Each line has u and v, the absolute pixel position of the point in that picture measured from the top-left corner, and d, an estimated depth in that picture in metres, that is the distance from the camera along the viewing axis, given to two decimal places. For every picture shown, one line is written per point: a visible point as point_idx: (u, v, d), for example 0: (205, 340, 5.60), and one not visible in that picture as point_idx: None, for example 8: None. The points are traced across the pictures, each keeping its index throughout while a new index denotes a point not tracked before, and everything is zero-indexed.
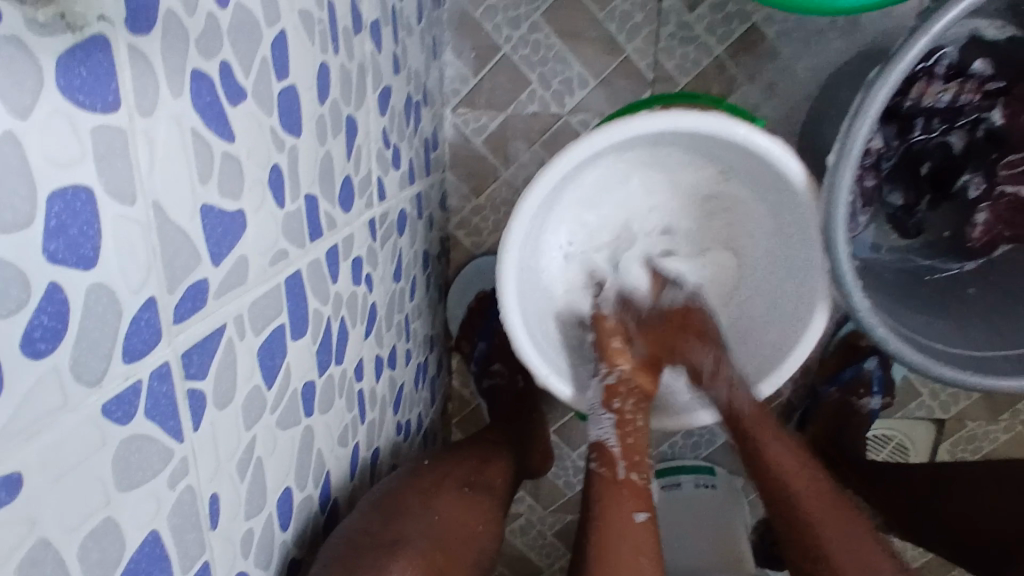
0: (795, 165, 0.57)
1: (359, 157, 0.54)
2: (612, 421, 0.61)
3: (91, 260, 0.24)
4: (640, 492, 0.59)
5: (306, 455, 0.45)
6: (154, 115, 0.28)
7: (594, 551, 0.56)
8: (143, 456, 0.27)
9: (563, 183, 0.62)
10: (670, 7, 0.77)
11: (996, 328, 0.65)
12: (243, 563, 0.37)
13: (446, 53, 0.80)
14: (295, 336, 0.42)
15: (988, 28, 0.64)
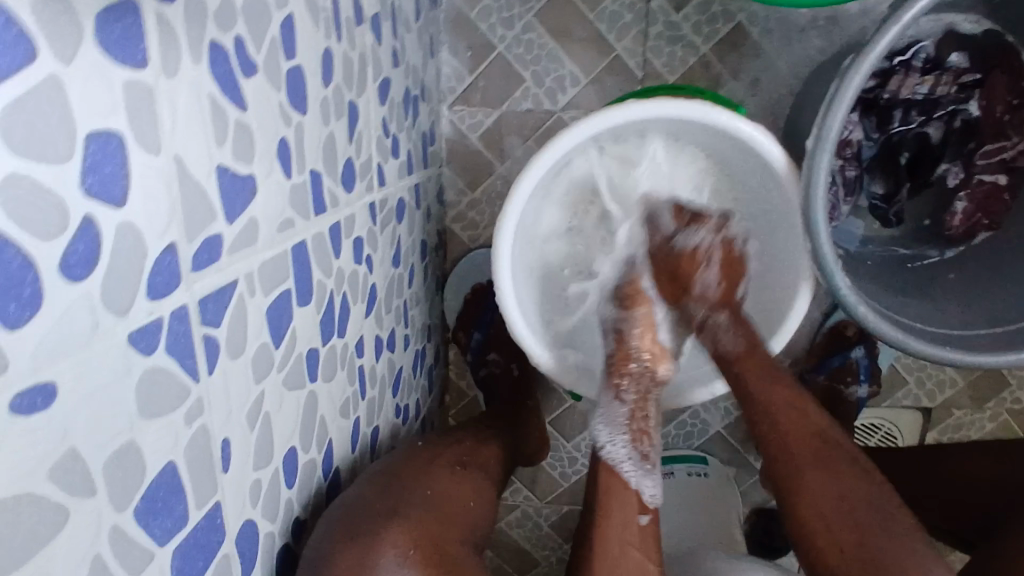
0: (776, 148, 0.59)
1: (360, 142, 0.57)
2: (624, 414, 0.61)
3: (121, 201, 0.27)
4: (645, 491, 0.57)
5: (310, 419, 0.47)
6: (177, 77, 0.30)
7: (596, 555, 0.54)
8: (163, 389, 0.30)
9: (555, 168, 0.64)
10: (658, 7, 0.80)
11: (973, 309, 0.68)
12: (252, 512, 0.38)
13: (443, 52, 0.83)
14: (300, 303, 0.45)
15: (964, 22, 0.70)
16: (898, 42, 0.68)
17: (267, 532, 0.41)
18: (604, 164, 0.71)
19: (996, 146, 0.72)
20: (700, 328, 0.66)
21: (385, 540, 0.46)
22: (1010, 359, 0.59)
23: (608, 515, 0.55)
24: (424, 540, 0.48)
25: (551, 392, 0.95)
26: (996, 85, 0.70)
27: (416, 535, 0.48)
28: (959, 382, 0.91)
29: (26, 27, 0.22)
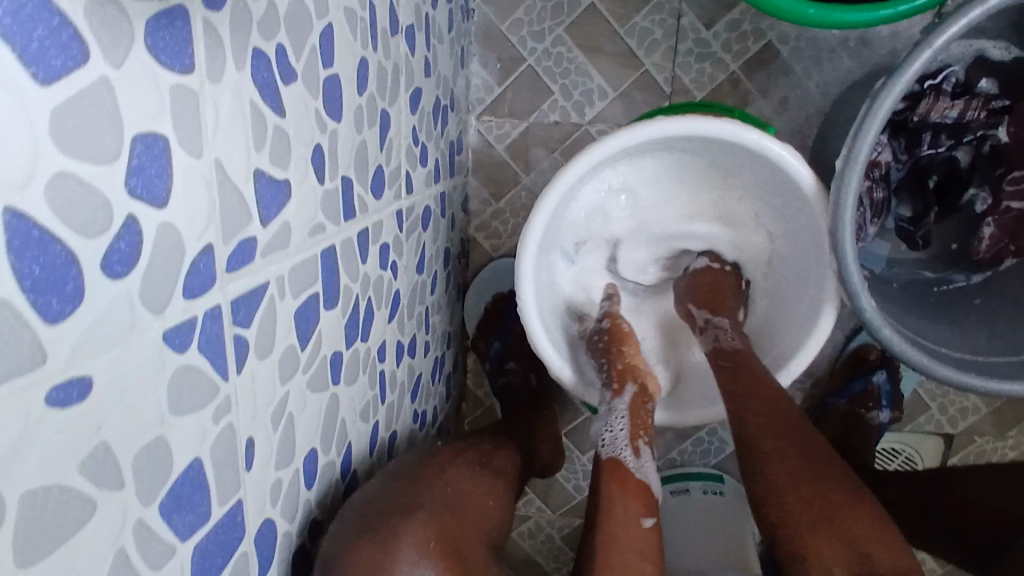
0: (805, 168, 0.59)
1: (390, 149, 0.58)
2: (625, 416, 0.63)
3: (162, 201, 0.27)
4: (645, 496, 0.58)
5: (331, 422, 0.47)
6: (221, 83, 0.31)
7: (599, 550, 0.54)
8: (194, 386, 0.30)
9: (579, 182, 0.65)
10: (689, 24, 0.80)
11: (1001, 333, 0.67)
12: (272, 511, 0.39)
13: (473, 63, 0.84)
14: (327, 306, 0.45)
15: (993, 48, 0.67)
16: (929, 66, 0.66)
17: (284, 532, 0.41)
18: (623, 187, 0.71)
19: None
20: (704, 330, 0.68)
21: (401, 536, 0.45)
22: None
23: (611, 518, 0.56)
24: (438, 549, 0.47)
25: (568, 404, 0.95)
26: None
27: (433, 542, 0.47)
28: (983, 410, 0.90)
29: (79, 30, 0.23)
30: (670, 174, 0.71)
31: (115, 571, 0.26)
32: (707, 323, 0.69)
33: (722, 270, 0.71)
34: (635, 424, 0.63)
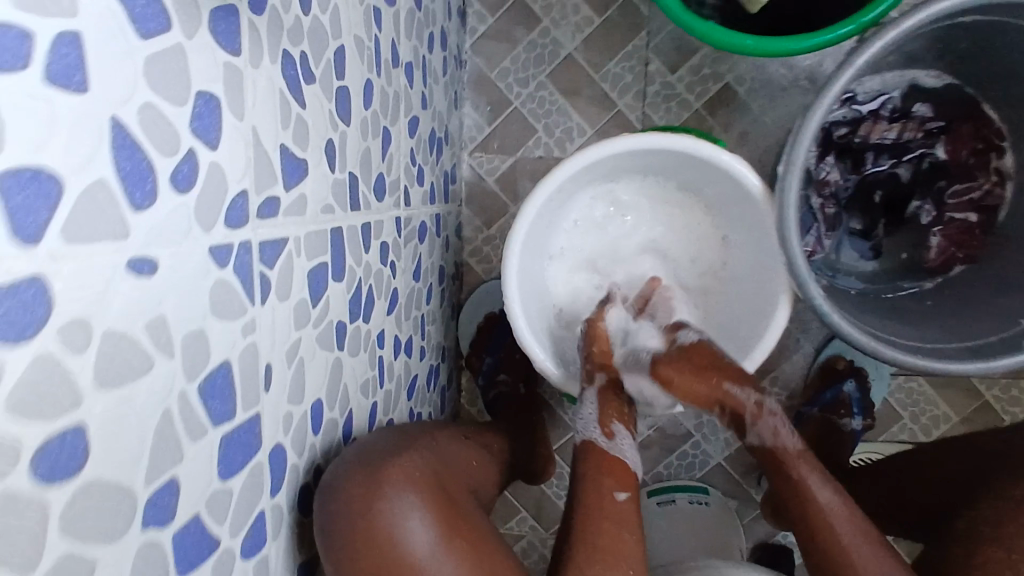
0: (754, 177, 0.68)
1: (392, 162, 0.66)
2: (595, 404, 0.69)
3: (214, 146, 0.36)
4: (620, 474, 0.63)
5: (334, 383, 0.54)
6: (258, 69, 0.40)
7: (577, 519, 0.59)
8: (228, 299, 0.37)
9: (564, 191, 0.74)
10: (655, 70, 0.91)
11: (950, 325, 0.74)
12: (282, 438, 0.45)
13: (465, 106, 0.94)
14: (334, 278, 0.53)
15: (926, 77, 0.77)
16: (866, 89, 0.77)
17: (293, 464, 0.47)
18: (605, 198, 0.81)
19: (965, 186, 0.80)
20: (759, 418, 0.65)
21: (390, 472, 0.54)
22: (976, 367, 0.66)
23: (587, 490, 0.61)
24: (427, 484, 0.56)
25: (558, 420, 1.00)
26: (961, 132, 0.79)
27: (425, 480, 0.57)
28: (954, 418, 0.95)
29: (166, 6, 0.31)
30: (646, 187, 0.81)
31: (161, 426, 0.32)
32: (763, 408, 0.65)
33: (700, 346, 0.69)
34: (606, 407, 0.69)
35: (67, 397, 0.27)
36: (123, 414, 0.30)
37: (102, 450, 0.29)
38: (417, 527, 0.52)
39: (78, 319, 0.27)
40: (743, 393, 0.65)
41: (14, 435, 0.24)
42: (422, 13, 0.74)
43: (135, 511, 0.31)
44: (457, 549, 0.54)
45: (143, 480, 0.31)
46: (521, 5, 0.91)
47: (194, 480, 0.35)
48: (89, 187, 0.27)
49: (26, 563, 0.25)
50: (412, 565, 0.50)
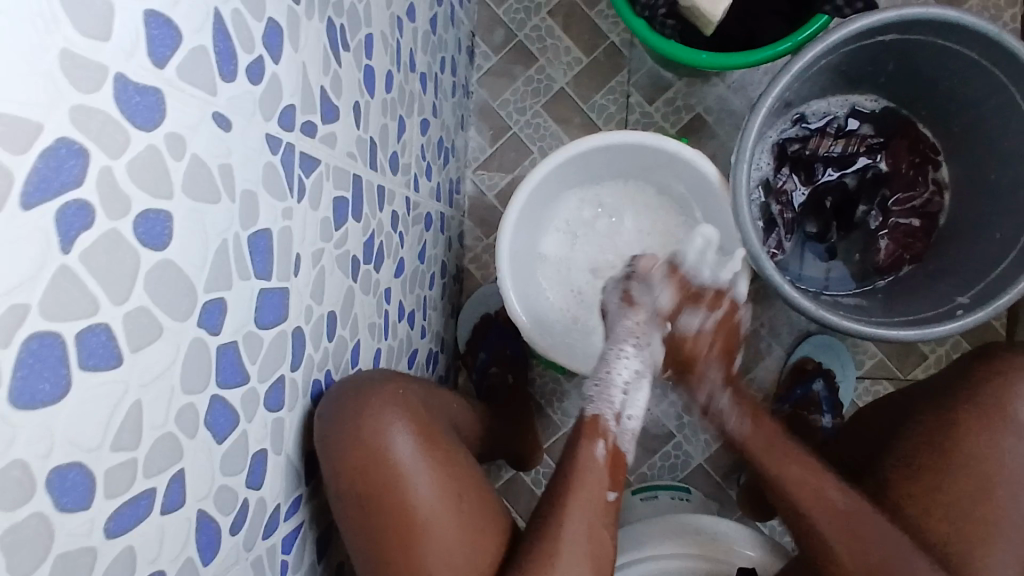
0: (709, 165, 0.80)
1: (406, 147, 0.78)
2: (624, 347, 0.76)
3: (277, 62, 0.47)
4: (613, 471, 0.69)
5: (348, 307, 0.63)
6: (312, 21, 0.52)
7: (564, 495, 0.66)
8: (275, 181, 0.48)
9: (553, 184, 0.87)
10: (635, 102, 1.05)
11: (896, 311, 0.85)
12: (303, 325, 0.53)
13: (471, 130, 1.08)
14: (354, 216, 0.63)
15: (865, 101, 0.93)
16: (813, 110, 0.93)
17: (310, 353, 0.55)
18: (586, 199, 0.92)
19: (906, 194, 0.92)
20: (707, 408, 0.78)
21: (388, 402, 0.61)
22: (915, 332, 0.77)
23: (584, 482, 0.66)
24: (412, 406, 0.63)
25: (546, 419, 1.05)
26: (897, 146, 0.92)
27: (410, 403, 0.64)
28: None
29: None
30: (623, 189, 0.92)
31: (220, 251, 0.42)
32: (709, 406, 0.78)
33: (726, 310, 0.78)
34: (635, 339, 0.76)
35: (162, 187, 0.36)
36: (193, 224, 0.39)
37: (178, 242, 0.38)
38: (403, 440, 0.60)
39: (175, 134, 0.37)
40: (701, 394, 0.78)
41: (128, 193, 0.34)
42: (436, 37, 0.88)
43: (193, 306, 0.39)
44: (438, 461, 0.61)
45: (202, 284, 0.40)
46: (521, 46, 1.06)
47: (237, 312, 0.44)
48: (196, 48, 0.38)
49: (120, 293, 0.34)
50: (400, 472, 0.59)
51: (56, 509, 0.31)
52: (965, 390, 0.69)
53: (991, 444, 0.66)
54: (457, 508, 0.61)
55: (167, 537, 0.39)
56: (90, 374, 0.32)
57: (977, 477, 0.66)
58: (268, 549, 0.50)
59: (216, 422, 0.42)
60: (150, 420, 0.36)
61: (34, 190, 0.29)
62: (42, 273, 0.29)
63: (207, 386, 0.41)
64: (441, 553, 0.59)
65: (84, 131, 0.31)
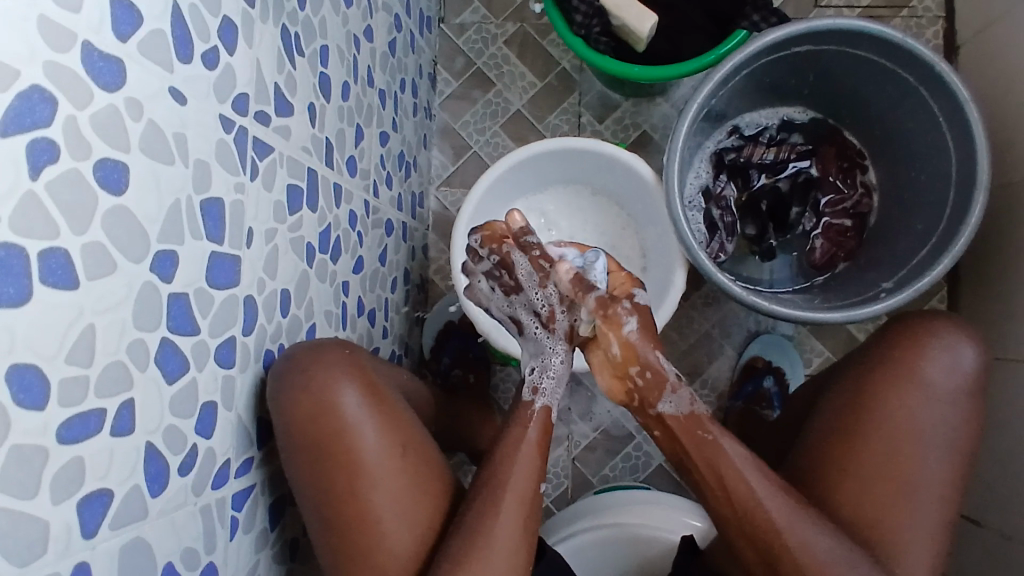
0: (646, 166, 0.89)
1: (364, 153, 0.84)
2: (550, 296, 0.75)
3: (232, 55, 0.53)
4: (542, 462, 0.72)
5: (303, 289, 0.68)
6: (267, 24, 0.58)
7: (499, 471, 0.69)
8: (228, 158, 0.53)
9: (506, 189, 0.95)
10: (586, 122, 1.14)
11: (830, 300, 0.93)
12: (255, 295, 0.58)
13: (434, 149, 1.15)
14: (309, 205, 0.69)
15: (795, 113, 1.02)
16: (746, 122, 1.02)
17: (263, 322, 0.60)
18: (541, 207, 1.01)
19: (837, 196, 1.00)
20: (675, 390, 0.72)
21: (338, 362, 0.65)
22: (841, 315, 0.84)
23: (512, 469, 0.69)
24: (358, 363, 0.68)
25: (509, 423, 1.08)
26: (826, 152, 1.01)
27: (362, 364, 0.68)
28: None
29: None
30: (573, 197, 1.01)
31: (173, 208, 0.47)
32: (677, 385, 0.72)
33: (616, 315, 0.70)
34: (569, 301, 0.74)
35: (121, 141, 0.42)
36: (150, 178, 0.44)
37: (135, 192, 0.43)
38: (351, 395, 0.64)
39: (134, 98, 0.43)
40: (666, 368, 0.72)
41: (91, 140, 0.39)
42: (396, 59, 0.95)
43: (146, 252, 0.44)
44: (387, 418, 0.66)
45: (156, 234, 0.45)
46: (479, 73, 1.15)
47: (189, 266, 0.49)
48: (156, 29, 0.44)
49: (80, 225, 0.39)
50: (348, 426, 0.63)
51: (13, 403, 0.35)
52: (879, 363, 0.76)
53: (903, 403, 0.73)
54: (403, 460, 0.66)
55: (115, 460, 0.42)
56: (47, 289, 0.37)
57: (890, 435, 0.73)
58: (217, 500, 0.53)
59: (167, 363, 0.47)
60: (103, 344, 0.41)
61: (11, 122, 0.34)
62: (13, 192, 0.34)
63: (158, 328, 0.46)
64: (390, 500, 0.64)
65: (55, 80, 0.37)
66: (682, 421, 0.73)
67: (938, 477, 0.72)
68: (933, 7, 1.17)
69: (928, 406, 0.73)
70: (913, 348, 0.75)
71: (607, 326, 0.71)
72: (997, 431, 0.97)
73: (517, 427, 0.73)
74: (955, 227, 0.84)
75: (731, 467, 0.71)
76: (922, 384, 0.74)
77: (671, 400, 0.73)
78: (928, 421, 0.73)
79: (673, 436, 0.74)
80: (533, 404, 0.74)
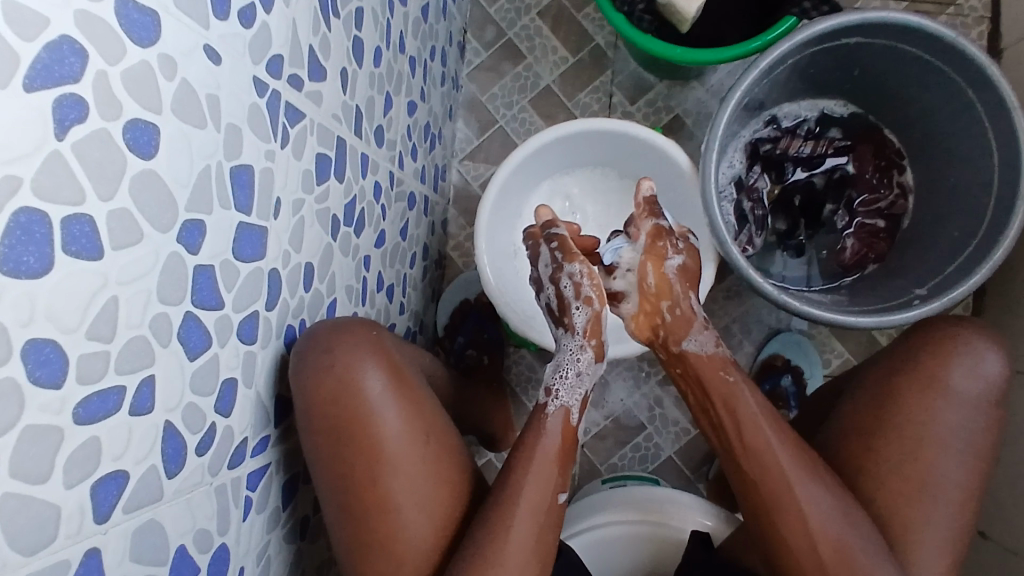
0: (682, 153, 0.86)
1: (391, 123, 0.81)
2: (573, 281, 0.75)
3: (269, 13, 0.50)
4: (562, 458, 0.70)
5: (326, 263, 0.65)
6: None
7: (519, 465, 0.68)
8: (259, 123, 0.50)
9: (534, 167, 0.91)
10: (618, 102, 1.10)
11: (860, 302, 0.90)
12: (280, 268, 0.55)
13: (459, 121, 1.11)
14: (336, 175, 0.66)
15: (835, 107, 0.98)
16: (784, 113, 0.98)
17: (285, 297, 0.57)
18: (566, 190, 0.98)
19: (872, 196, 0.97)
20: (703, 325, 0.76)
21: (360, 342, 0.63)
22: (871, 320, 0.81)
23: (531, 461, 0.68)
24: (383, 345, 0.66)
25: (520, 406, 1.07)
26: (864, 150, 0.98)
27: (384, 345, 0.66)
28: None
29: None
30: (600, 181, 0.98)
31: (203, 174, 0.44)
32: (705, 323, 0.77)
33: (666, 237, 0.78)
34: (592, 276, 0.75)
35: (153, 101, 0.39)
36: (181, 143, 0.42)
37: (165, 156, 0.40)
38: (374, 376, 0.63)
39: (167, 55, 0.39)
40: (692, 301, 0.77)
41: (121, 99, 0.36)
42: (428, 25, 0.91)
43: (174, 221, 0.42)
44: (407, 401, 0.64)
45: (184, 203, 0.42)
46: (510, 45, 1.11)
47: (216, 236, 0.46)
48: None
49: (107, 190, 0.36)
50: (369, 407, 0.62)
51: (29, 380, 0.33)
52: (904, 368, 0.73)
53: (925, 411, 0.71)
54: (422, 445, 0.64)
55: (133, 439, 0.40)
56: (70, 259, 0.34)
57: (919, 448, 0.70)
58: (233, 480, 0.52)
59: (189, 338, 0.44)
60: (125, 318, 0.38)
61: (37, 75, 0.31)
62: (38, 152, 0.32)
63: (182, 301, 0.43)
64: (412, 486, 0.63)
65: (86, 32, 0.34)
66: (712, 365, 0.75)
67: (963, 493, 0.69)
68: (981, 6, 1.13)
69: (953, 416, 0.70)
70: (936, 354, 0.72)
71: (651, 256, 0.77)
72: (1012, 446, 0.95)
73: (533, 433, 0.70)
74: (993, 237, 0.81)
75: (751, 428, 0.71)
76: (946, 393, 0.71)
77: (697, 340, 0.76)
78: (953, 433, 0.70)
79: (697, 379, 0.76)
80: (547, 408, 0.71)
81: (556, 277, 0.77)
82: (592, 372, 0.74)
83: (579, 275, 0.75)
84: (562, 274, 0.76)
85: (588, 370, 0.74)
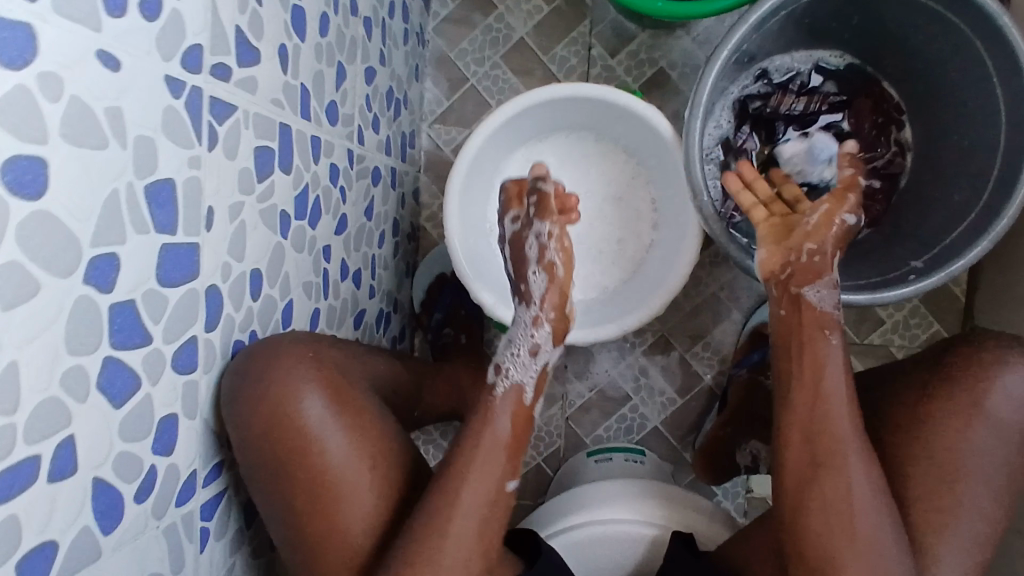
0: (663, 120, 0.80)
1: (346, 96, 0.74)
2: (543, 237, 0.73)
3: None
4: (514, 459, 0.64)
5: (277, 266, 0.60)
6: None
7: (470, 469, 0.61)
8: (177, 128, 0.44)
9: (506, 135, 0.84)
10: (597, 54, 1.01)
11: (858, 273, 0.85)
12: (219, 283, 0.50)
13: (427, 81, 1.03)
14: (282, 167, 0.59)
15: (830, 57, 0.92)
16: (775, 66, 0.91)
17: (228, 313, 0.52)
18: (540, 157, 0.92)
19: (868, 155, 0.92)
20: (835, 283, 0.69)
21: (297, 365, 0.58)
22: (865, 297, 0.77)
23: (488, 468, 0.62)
24: (325, 366, 0.61)
25: None
26: (861, 105, 0.91)
27: (327, 365, 0.62)
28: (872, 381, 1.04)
29: None
30: (580, 146, 0.92)
31: (112, 201, 0.38)
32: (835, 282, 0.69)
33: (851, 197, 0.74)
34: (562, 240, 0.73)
35: (35, 131, 0.33)
36: (82, 170, 0.36)
37: (62, 192, 0.35)
38: (315, 401, 0.59)
39: (48, 72, 0.33)
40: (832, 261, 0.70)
41: None
42: None
43: (79, 261, 0.36)
44: (351, 425, 0.60)
45: (90, 239, 0.37)
46: None
47: (134, 266, 0.41)
48: None
49: None
50: (309, 434, 0.58)
51: None
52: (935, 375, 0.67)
53: (959, 429, 0.64)
54: (369, 468, 0.60)
55: (57, 505, 0.37)
56: None
57: (948, 464, 0.64)
58: (184, 515, 0.49)
59: (112, 385, 0.40)
60: (30, 383, 0.34)
61: None
62: None
63: (99, 347, 0.39)
64: (356, 511, 0.59)
65: None
66: (816, 322, 0.67)
67: (989, 516, 0.63)
68: None
69: (989, 437, 0.64)
70: (971, 361, 0.66)
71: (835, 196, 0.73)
72: None
73: (481, 421, 0.64)
74: (997, 205, 0.76)
75: (824, 403, 0.64)
76: (981, 414, 0.64)
77: (820, 291, 0.68)
78: (984, 452, 0.64)
79: (793, 327, 0.68)
80: (496, 389, 0.66)
81: (528, 232, 0.74)
82: (549, 350, 0.71)
83: (547, 236, 0.72)
84: (529, 231, 0.73)
85: (541, 345, 0.70)
